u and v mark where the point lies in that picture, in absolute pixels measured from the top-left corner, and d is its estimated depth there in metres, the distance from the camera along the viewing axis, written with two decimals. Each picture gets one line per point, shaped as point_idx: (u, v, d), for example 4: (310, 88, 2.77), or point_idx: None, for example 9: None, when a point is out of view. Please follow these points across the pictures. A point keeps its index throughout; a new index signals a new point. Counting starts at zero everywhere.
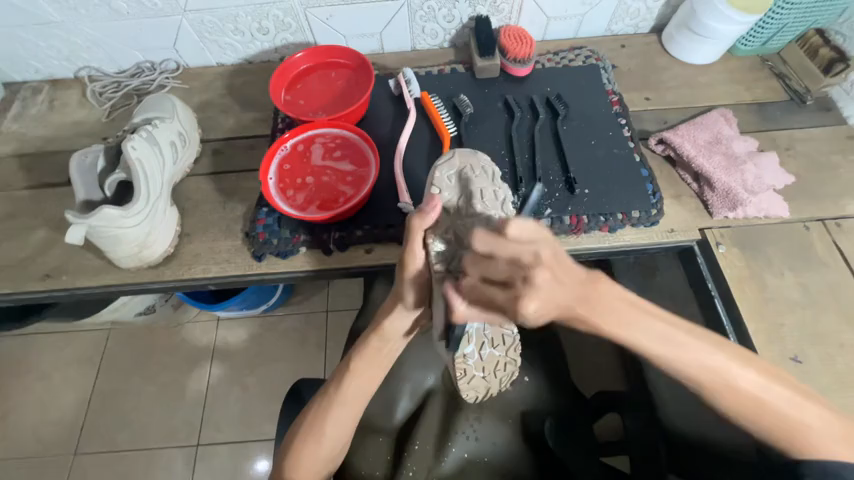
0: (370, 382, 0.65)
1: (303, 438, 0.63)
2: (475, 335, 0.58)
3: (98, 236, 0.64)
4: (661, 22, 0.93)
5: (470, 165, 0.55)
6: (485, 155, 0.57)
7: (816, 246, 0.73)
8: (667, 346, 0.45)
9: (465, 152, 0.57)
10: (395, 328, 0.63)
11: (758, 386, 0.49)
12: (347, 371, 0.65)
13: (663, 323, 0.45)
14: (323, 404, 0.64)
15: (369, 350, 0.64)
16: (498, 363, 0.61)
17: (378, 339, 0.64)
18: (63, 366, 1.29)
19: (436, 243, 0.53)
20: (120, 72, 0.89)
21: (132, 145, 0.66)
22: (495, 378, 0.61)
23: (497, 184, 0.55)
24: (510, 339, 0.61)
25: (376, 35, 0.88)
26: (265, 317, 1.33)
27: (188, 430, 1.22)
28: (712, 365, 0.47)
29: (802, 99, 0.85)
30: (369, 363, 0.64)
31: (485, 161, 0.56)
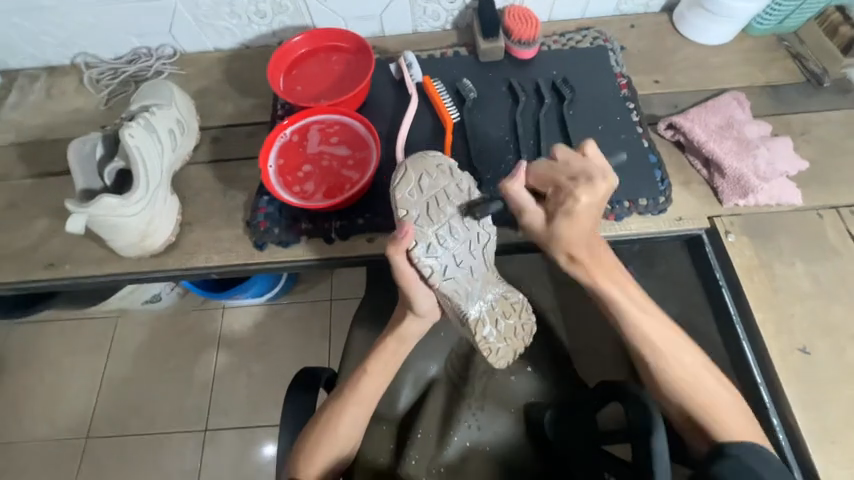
0: (381, 386, 0.66)
1: (314, 439, 0.64)
2: (487, 315, 0.60)
3: (98, 225, 0.63)
4: (673, 1, 0.89)
5: (424, 170, 0.58)
6: (433, 153, 0.59)
7: (829, 234, 0.71)
8: (639, 311, 0.61)
9: (414, 159, 0.59)
10: (411, 331, 0.66)
11: (700, 383, 0.59)
12: (361, 374, 0.66)
13: (634, 287, 0.62)
14: (336, 405, 0.65)
15: (385, 353, 0.66)
16: (516, 328, 0.62)
17: (396, 342, 0.67)
18: (74, 353, 1.31)
19: (421, 259, 0.57)
20: (116, 58, 0.87)
21: (129, 133, 0.65)
22: (518, 340, 0.62)
23: (455, 176, 0.59)
24: (519, 303, 0.63)
25: (376, 17, 0.86)
26: (270, 304, 1.34)
27: (197, 415, 1.24)
28: (663, 344, 0.60)
29: (819, 80, 0.82)
30: (382, 366, 0.66)
31: (437, 160, 0.59)
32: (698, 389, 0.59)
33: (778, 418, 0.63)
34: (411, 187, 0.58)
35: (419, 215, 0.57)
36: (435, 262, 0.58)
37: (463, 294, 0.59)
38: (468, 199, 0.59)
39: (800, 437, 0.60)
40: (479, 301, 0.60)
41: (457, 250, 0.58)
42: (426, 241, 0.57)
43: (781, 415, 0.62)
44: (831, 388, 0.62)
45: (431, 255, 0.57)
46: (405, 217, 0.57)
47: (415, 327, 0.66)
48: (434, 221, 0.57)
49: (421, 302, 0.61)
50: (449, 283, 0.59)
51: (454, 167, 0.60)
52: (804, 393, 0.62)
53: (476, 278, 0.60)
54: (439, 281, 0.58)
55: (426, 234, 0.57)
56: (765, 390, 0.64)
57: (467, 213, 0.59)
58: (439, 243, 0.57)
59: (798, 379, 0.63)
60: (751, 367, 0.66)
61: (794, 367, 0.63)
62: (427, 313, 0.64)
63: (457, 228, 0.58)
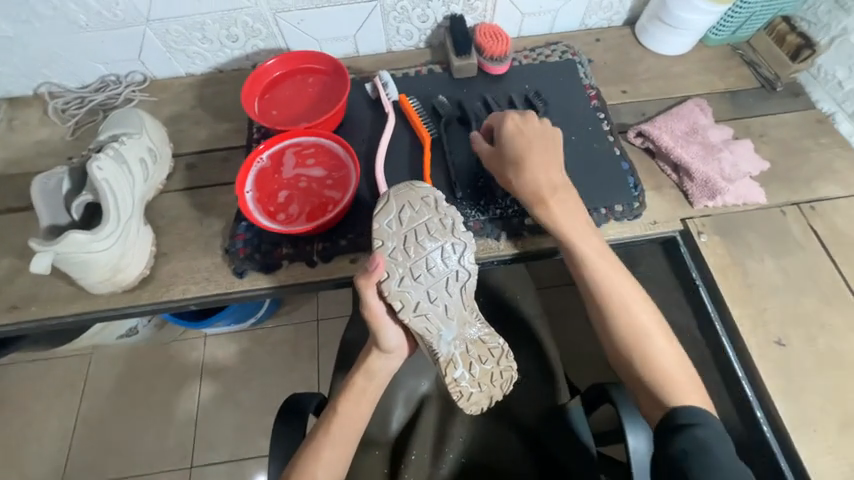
0: (356, 425, 0.65)
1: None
2: (460, 357, 0.59)
3: (66, 263, 0.61)
4: (634, 15, 0.93)
5: (407, 202, 0.59)
6: (420, 186, 0.61)
7: (793, 229, 0.75)
8: (602, 257, 0.64)
9: (399, 190, 0.61)
10: (381, 366, 0.66)
11: (642, 330, 0.62)
12: (332, 413, 0.65)
13: (593, 240, 0.65)
14: (307, 453, 0.62)
15: (353, 391, 0.65)
16: (492, 375, 0.61)
17: (364, 378, 0.66)
18: (44, 394, 1.24)
19: (391, 293, 0.57)
20: (82, 87, 0.85)
21: (98, 165, 0.63)
22: (495, 386, 0.62)
23: (439, 210, 0.60)
24: (498, 350, 0.62)
25: (349, 38, 0.87)
26: (254, 329, 1.30)
27: (181, 451, 1.18)
28: (621, 292, 0.63)
29: (773, 85, 0.87)
30: (355, 404, 0.65)
31: (423, 192, 0.60)
32: (638, 342, 0.61)
33: (762, 412, 0.64)
34: (389, 217, 0.59)
35: (395, 246, 0.57)
36: (407, 298, 0.57)
37: (435, 333, 0.58)
38: (449, 237, 0.59)
39: (783, 430, 0.62)
40: (450, 340, 0.59)
41: (432, 287, 0.58)
42: (400, 273, 0.58)
43: (765, 409, 0.64)
44: (807, 379, 0.65)
45: (404, 288, 0.57)
46: (380, 247, 0.58)
47: (383, 362, 0.66)
48: (412, 253, 0.58)
49: (389, 338, 0.62)
50: (420, 320, 0.57)
51: (439, 201, 0.60)
52: (785, 386, 0.64)
53: (450, 317, 0.59)
54: (410, 316, 0.57)
55: (401, 267, 0.57)
56: (748, 386, 0.66)
57: (446, 248, 0.59)
58: (414, 277, 0.58)
59: (776, 372, 0.65)
60: (734, 363, 0.67)
61: (772, 360, 0.66)
62: (396, 349, 0.65)
63: (435, 263, 0.58)
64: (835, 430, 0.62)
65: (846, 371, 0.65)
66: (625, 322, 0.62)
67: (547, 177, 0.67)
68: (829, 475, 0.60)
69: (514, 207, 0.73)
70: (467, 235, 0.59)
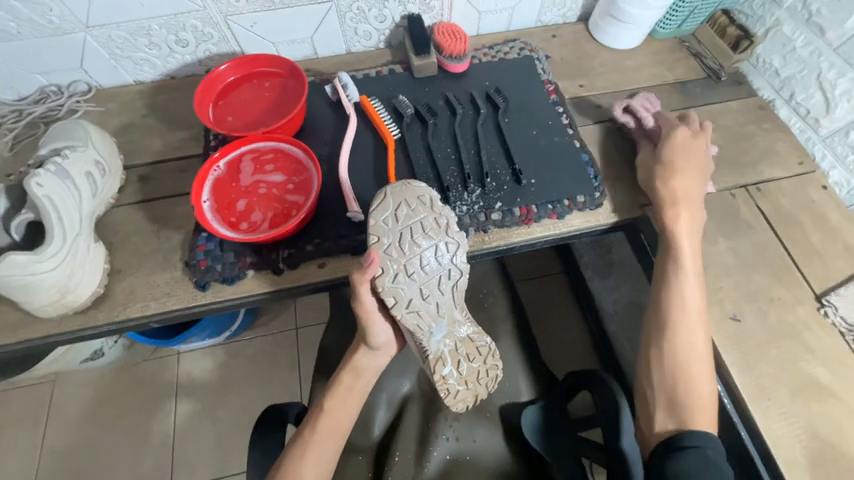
0: (344, 422, 0.64)
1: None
2: (449, 355, 0.60)
3: (8, 287, 0.57)
4: (587, 11, 0.96)
5: (404, 199, 0.58)
6: (417, 184, 0.60)
7: (742, 210, 0.79)
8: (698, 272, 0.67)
9: (396, 187, 0.59)
10: (368, 363, 0.65)
11: (691, 347, 0.64)
12: (319, 412, 0.63)
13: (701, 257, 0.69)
14: (293, 454, 0.60)
15: (340, 389, 0.64)
16: (479, 373, 0.62)
17: (351, 375, 0.65)
18: (1, 430, 1.15)
19: (385, 289, 0.56)
20: (20, 99, 0.80)
21: (37, 181, 0.59)
22: (480, 384, 0.62)
23: (434, 209, 0.59)
24: (486, 348, 0.63)
25: (306, 40, 0.85)
26: (229, 342, 1.26)
27: (157, 476, 1.13)
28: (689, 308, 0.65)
29: (717, 75, 0.92)
30: (341, 403, 0.64)
31: (419, 191, 0.59)
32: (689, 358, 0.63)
33: (722, 385, 0.68)
34: (386, 213, 0.58)
35: (390, 242, 0.56)
36: (399, 295, 0.57)
37: (425, 330, 0.58)
38: (443, 237, 0.59)
39: (741, 400, 0.66)
40: (440, 338, 0.60)
41: (424, 285, 0.58)
42: (394, 270, 0.57)
43: (724, 381, 0.68)
44: (761, 351, 0.68)
45: (397, 285, 0.57)
46: (375, 243, 0.57)
47: (370, 360, 0.65)
48: (407, 250, 0.57)
49: (377, 336, 0.62)
50: (411, 317, 0.57)
51: (434, 200, 0.60)
52: (741, 359, 0.68)
53: (441, 315, 0.59)
54: (401, 313, 0.57)
55: (396, 264, 0.57)
56: None
57: (440, 247, 0.58)
58: (408, 274, 0.57)
59: (732, 346, 0.69)
60: None
61: (728, 335, 0.69)
62: (384, 346, 0.65)
63: (429, 261, 0.58)
64: (788, 398, 0.66)
65: (795, 341, 0.70)
66: (682, 339, 0.64)
67: (687, 210, 0.70)
68: (786, 440, 0.64)
69: (480, 203, 0.74)
70: (461, 235, 0.59)
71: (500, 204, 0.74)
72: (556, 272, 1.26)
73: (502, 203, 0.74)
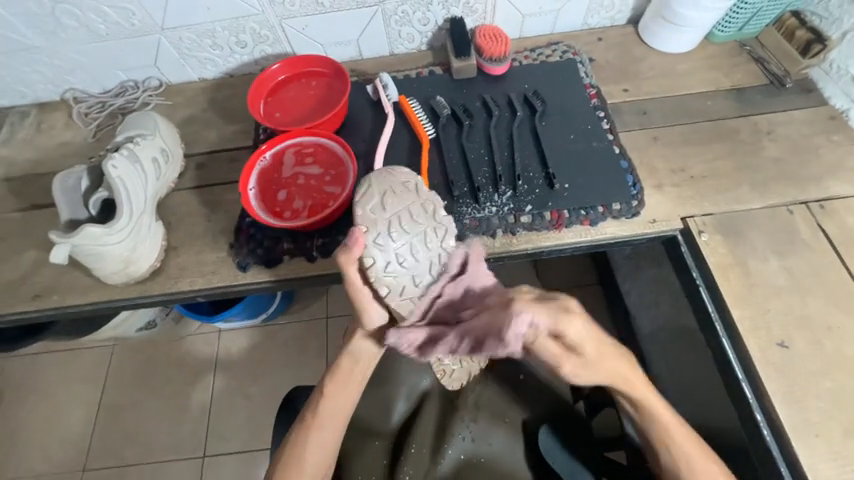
0: (344, 405, 0.66)
1: (288, 454, 0.64)
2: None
3: (83, 255, 0.65)
4: (637, 13, 0.93)
5: (389, 187, 0.58)
6: (404, 171, 0.61)
7: (801, 228, 0.72)
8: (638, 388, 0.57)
9: (381, 175, 0.60)
10: (364, 346, 0.66)
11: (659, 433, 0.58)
12: (320, 395, 0.66)
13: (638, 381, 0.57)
14: (300, 429, 0.65)
15: (339, 373, 0.66)
16: (468, 355, 0.63)
17: (350, 360, 0.66)
18: (68, 384, 1.31)
19: (378, 277, 0.56)
20: (104, 92, 0.91)
21: (113, 164, 0.68)
22: (469, 365, 0.63)
23: (420, 195, 0.59)
24: None
25: (353, 42, 0.89)
26: (265, 326, 1.34)
27: (194, 442, 1.23)
28: (658, 414, 0.58)
29: (781, 82, 0.85)
30: (343, 388, 0.66)
31: (406, 177, 0.60)
32: (664, 439, 0.58)
33: (762, 415, 0.63)
34: (372, 201, 0.57)
35: (379, 232, 0.56)
36: (392, 282, 0.57)
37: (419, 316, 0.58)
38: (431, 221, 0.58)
39: (784, 434, 0.60)
40: None
41: (415, 271, 0.57)
42: (384, 257, 0.56)
43: (765, 410, 0.62)
44: (810, 383, 0.63)
45: (390, 274, 0.57)
46: (364, 231, 0.56)
47: (368, 343, 0.66)
48: (397, 238, 0.56)
49: (374, 317, 0.62)
50: (405, 304, 0.57)
51: (419, 185, 0.60)
52: (786, 388, 0.63)
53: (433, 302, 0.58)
54: (395, 301, 0.57)
55: (388, 251, 0.56)
56: (747, 386, 0.64)
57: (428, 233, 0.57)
58: (399, 262, 0.56)
59: (777, 374, 0.63)
60: (732, 363, 0.66)
61: (774, 362, 0.64)
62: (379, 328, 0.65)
63: (417, 246, 0.57)
64: (841, 437, 0.60)
65: None
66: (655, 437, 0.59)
67: (618, 373, 0.54)
68: None
69: (510, 205, 0.74)
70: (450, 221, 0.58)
71: (530, 207, 0.74)
72: (591, 284, 1.22)
73: (532, 206, 0.74)
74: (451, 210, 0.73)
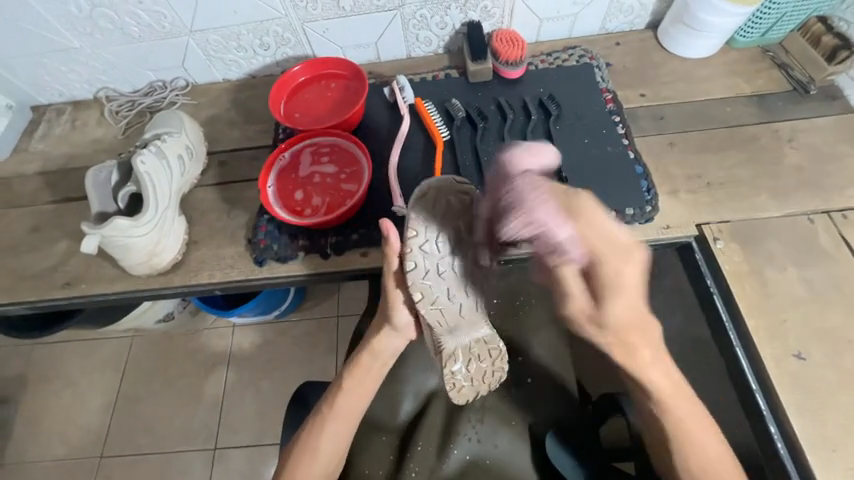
0: (361, 399, 0.68)
1: (301, 447, 0.65)
2: (461, 352, 0.62)
3: (110, 245, 0.68)
4: (656, 18, 0.92)
5: (447, 197, 0.59)
6: (463, 183, 0.61)
7: (822, 238, 0.71)
8: (673, 385, 0.58)
9: (441, 183, 0.60)
10: (386, 345, 0.68)
11: (678, 425, 0.59)
12: (338, 389, 0.68)
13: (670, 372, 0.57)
14: (315, 421, 0.66)
15: (360, 369, 0.68)
16: (486, 373, 0.63)
17: (369, 357, 0.69)
18: (90, 371, 1.36)
19: (417, 284, 0.58)
20: (134, 91, 0.95)
21: (141, 160, 0.71)
22: (485, 382, 0.64)
23: (475, 210, 0.60)
24: (497, 350, 0.64)
25: (371, 45, 0.91)
26: (278, 321, 1.37)
27: (206, 432, 1.26)
28: (680, 416, 0.58)
29: (806, 89, 0.83)
30: (360, 382, 0.68)
31: (465, 190, 0.60)
32: (680, 429, 0.58)
33: (776, 427, 0.61)
34: (426, 206, 0.58)
35: (427, 238, 0.57)
36: (427, 290, 0.59)
37: (446, 326, 0.61)
38: (480, 239, 0.59)
39: (797, 446, 0.59)
40: (460, 337, 0.62)
41: (452, 284, 0.59)
42: (427, 267, 0.58)
43: (778, 423, 0.61)
44: (828, 397, 0.61)
45: (427, 281, 0.58)
46: (414, 238, 0.57)
47: (389, 341, 0.68)
48: (443, 247, 0.58)
49: (401, 316, 0.65)
50: (434, 313, 0.59)
51: (476, 201, 0.60)
52: (802, 402, 0.61)
53: (461, 317, 0.61)
54: (425, 308, 0.59)
55: (430, 263, 0.58)
56: (761, 398, 0.63)
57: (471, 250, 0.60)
58: (438, 272, 0.59)
59: (793, 387, 0.62)
60: (747, 375, 0.64)
61: (790, 374, 0.63)
62: (403, 328, 0.67)
63: (460, 262, 0.59)
64: None
65: None
66: (679, 440, 0.59)
67: (635, 318, 0.49)
68: None
69: None
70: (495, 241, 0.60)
71: None
72: None
73: None
74: None
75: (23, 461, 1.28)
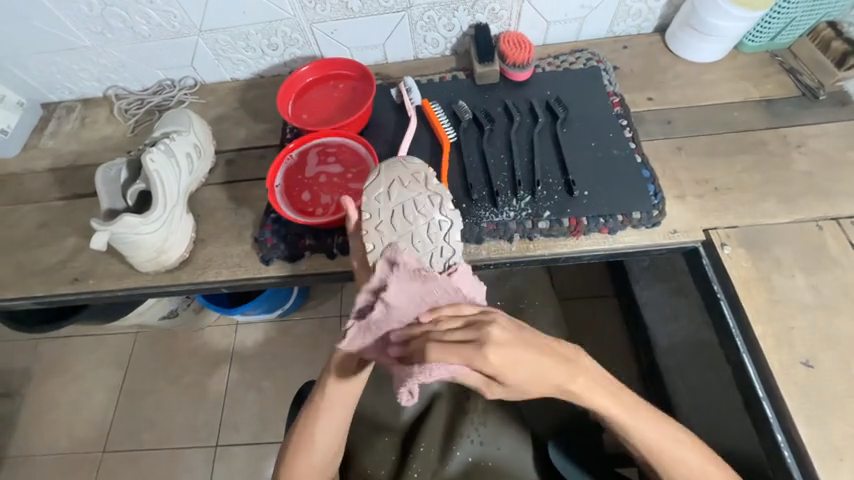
0: (352, 390, 0.65)
1: (298, 439, 0.65)
2: None
3: (120, 242, 0.69)
4: (665, 22, 0.92)
5: (397, 177, 0.60)
6: (418, 163, 0.62)
7: (830, 245, 0.70)
8: (672, 442, 0.58)
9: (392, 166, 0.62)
10: None
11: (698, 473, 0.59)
12: (328, 382, 0.65)
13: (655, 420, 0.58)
14: (309, 416, 0.65)
15: (348, 355, 0.66)
16: None
17: (355, 347, 0.64)
18: (95, 367, 1.37)
19: (377, 261, 0.56)
20: (143, 90, 0.96)
21: (151, 157, 0.72)
22: None
23: (428, 186, 0.60)
24: None
25: (379, 46, 0.92)
26: (281, 320, 1.37)
27: (208, 430, 1.27)
28: (690, 467, 0.58)
29: (815, 94, 0.82)
30: (349, 374, 0.64)
31: (417, 168, 0.61)
32: (691, 476, 0.59)
33: (782, 434, 0.61)
34: (379, 190, 0.59)
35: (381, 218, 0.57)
36: (389, 269, 0.56)
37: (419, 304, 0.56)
38: (437, 212, 0.58)
39: (804, 450, 0.59)
40: None
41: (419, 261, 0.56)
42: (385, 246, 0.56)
43: (785, 430, 0.61)
44: (835, 405, 0.61)
45: (388, 261, 0.56)
46: (368, 219, 0.58)
47: None
48: (399, 226, 0.57)
49: (376, 296, 0.61)
50: (400, 292, 0.56)
51: (429, 177, 0.61)
52: (810, 410, 0.61)
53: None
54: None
55: (385, 239, 0.57)
56: (767, 405, 0.63)
57: (433, 225, 0.57)
58: (402, 248, 0.56)
59: (799, 394, 0.62)
60: (753, 380, 0.64)
61: (797, 381, 0.62)
62: None
63: (423, 236, 0.57)
64: None
65: None
66: None
67: (552, 381, 0.49)
68: None
69: (528, 210, 0.74)
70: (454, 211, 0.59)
71: (549, 213, 0.74)
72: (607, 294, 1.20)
73: (550, 212, 0.74)
74: (469, 214, 0.74)
75: (26, 456, 1.29)
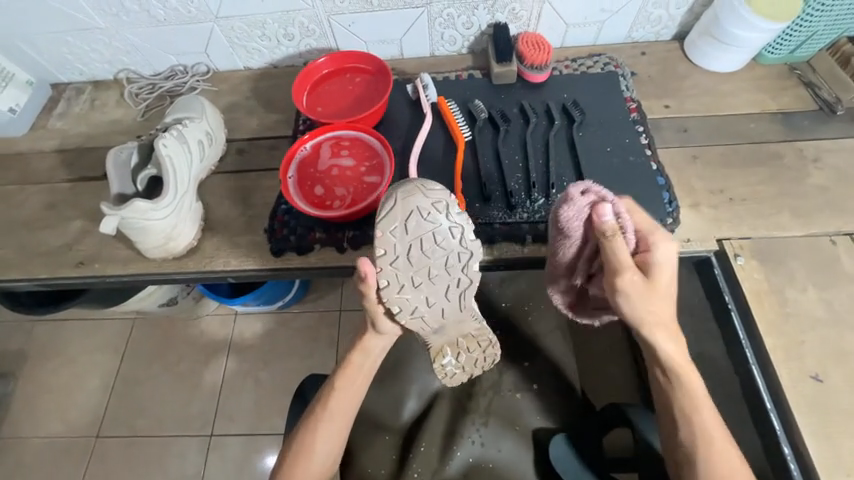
0: (354, 398, 0.67)
1: (298, 450, 0.64)
2: (449, 347, 0.64)
3: (129, 227, 0.68)
4: (684, 29, 0.91)
5: (413, 209, 0.56)
6: (440, 186, 0.58)
7: (843, 260, 0.70)
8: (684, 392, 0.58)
9: (407, 189, 0.57)
10: (375, 344, 0.66)
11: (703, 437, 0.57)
12: (331, 388, 0.66)
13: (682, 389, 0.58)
14: (310, 422, 0.65)
15: (350, 369, 0.67)
16: (474, 359, 0.65)
17: (359, 356, 0.67)
18: (91, 351, 1.36)
19: (391, 298, 0.58)
20: (154, 74, 0.95)
21: (163, 142, 0.71)
22: (476, 368, 0.66)
23: (447, 216, 0.57)
24: (486, 339, 0.65)
25: (395, 41, 0.91)
26: (281, 312, 1.36)
27: (203, 420, 1.26)
28: (707, 433, 0.57)
29: (832, 109, 0.82)
30: (351, 380, 0.66)
31: (439, 194, 0.57)
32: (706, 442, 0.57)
33: (789, 447, 0.61)
34: (396, 223, 0.56)
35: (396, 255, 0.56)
36: (404, 302, 0.59)
37: (429, 329, 0.62)
38: (459, 245, 0.57)
39: (810, 465, 0.59)
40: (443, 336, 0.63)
41: (431, 293, 0.59)
42: (401, 282, 0.58)
43: (792, 443, 0.61)
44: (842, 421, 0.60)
45: (403, 295, 0.58)
46: (382, 256, 0.57)
47: (377, 342, 0.67)
48: (414, 260, 0.57)
49: (383, 323, 0.63)
50: (415, 321, 0.61)
51: (450, 206, 0.57)
52: (818, 425, 0.60)
53: (444, 320, 0.61)
54: (406, 319, 0.60)
55: (401, 276, 0.57)
56: (775, 416, 0.63)
57: (451, 257, 0.58)
58: (413, 285, 0.58)
59: (807, 408, 0.61)
60: (760, 391, 0.64)
61: (806, 394, 0.62)
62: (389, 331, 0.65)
63: (438, 270, 0.58)
64: None
65: None
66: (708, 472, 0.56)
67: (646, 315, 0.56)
68: None
69: (542, 212, 0.74)
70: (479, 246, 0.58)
71: None
72: None
73: None
74: (481, 214, 0.74)
75: (18, 438, 1.27)
